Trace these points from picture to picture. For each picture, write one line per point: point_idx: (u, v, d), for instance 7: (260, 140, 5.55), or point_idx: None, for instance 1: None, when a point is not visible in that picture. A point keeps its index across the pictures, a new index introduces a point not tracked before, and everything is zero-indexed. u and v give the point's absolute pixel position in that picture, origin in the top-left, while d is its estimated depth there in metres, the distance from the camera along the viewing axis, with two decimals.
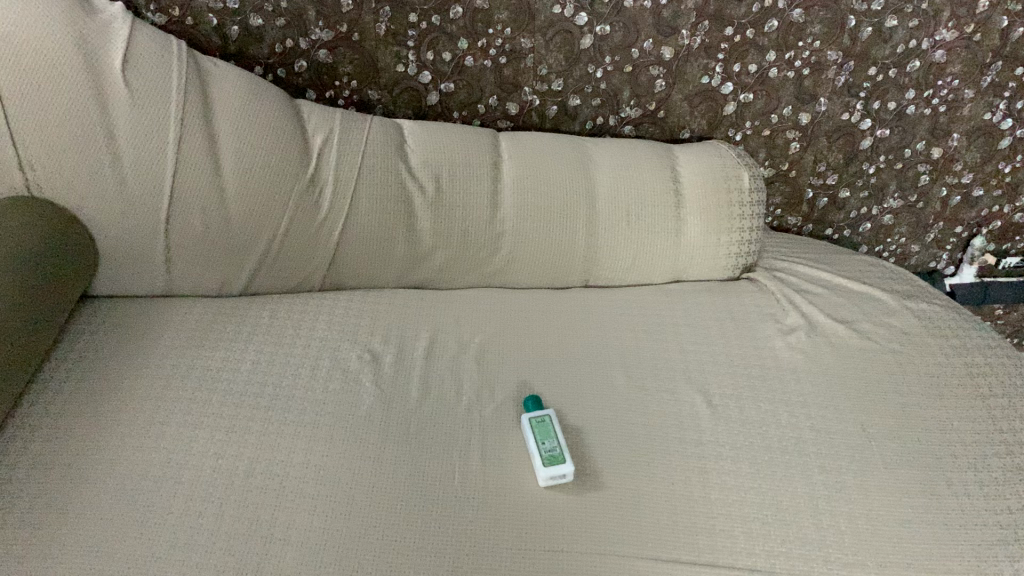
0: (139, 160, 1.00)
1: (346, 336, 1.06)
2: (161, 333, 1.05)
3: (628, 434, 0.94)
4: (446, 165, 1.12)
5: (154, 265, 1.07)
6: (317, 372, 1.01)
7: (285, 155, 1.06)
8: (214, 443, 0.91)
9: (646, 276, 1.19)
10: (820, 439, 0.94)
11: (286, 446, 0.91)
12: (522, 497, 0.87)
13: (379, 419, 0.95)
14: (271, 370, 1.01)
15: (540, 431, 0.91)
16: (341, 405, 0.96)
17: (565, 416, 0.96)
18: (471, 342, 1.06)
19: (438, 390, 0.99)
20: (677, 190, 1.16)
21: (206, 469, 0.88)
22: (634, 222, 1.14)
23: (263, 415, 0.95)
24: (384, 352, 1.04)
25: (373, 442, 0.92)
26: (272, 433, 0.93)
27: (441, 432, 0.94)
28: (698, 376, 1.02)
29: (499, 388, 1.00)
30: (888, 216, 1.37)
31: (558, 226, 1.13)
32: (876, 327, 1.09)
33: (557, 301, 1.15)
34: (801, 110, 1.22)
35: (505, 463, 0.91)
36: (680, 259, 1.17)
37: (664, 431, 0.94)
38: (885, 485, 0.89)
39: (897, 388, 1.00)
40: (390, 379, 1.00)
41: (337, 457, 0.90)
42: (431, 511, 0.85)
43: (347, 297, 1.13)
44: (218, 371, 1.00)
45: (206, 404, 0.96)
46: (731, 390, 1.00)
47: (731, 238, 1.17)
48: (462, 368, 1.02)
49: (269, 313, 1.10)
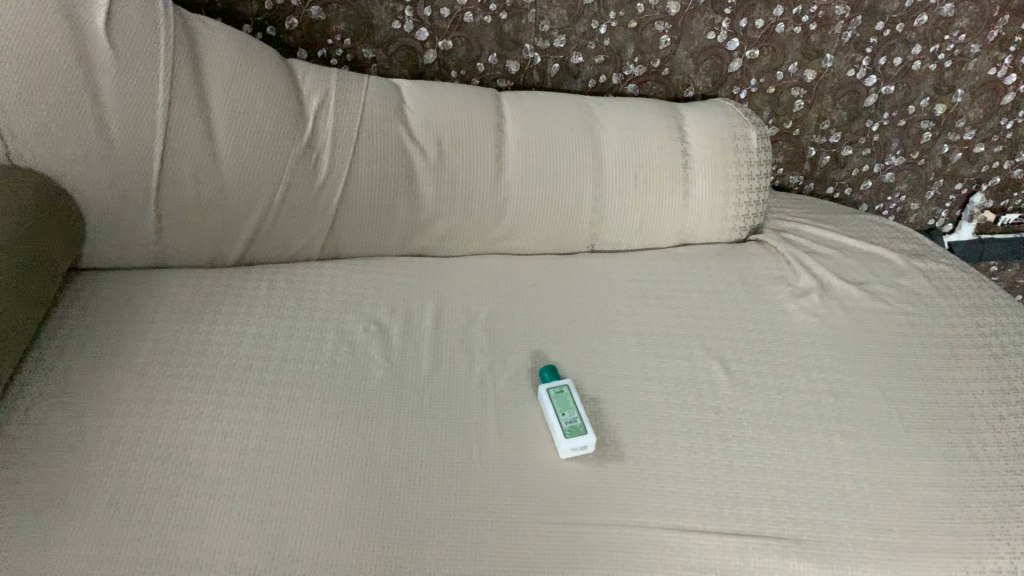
0: (128, 124, 0.95)
1: (350, 306, 1.02)
2: (154, 307, 1.01)
3: (646, 402, 0.91)
4: (447, 127, 1.08)
5: (145, 235, 1.03)
6: (323, 345, 0.97)
7: (281, 119, 1.02)
8: (220, 422, 0.88)
9: (653, 240, 1.16)
10: (841, 404, 0.92)
11: (296, 423, 0.88)
12: (544, 472, 0.85)
13: (391, 393, 0.92)
14: (274, 345, 0.97)
15: (560, 405, 0.88)
16: (350, 380, 0.93)
17: (582, 384, 0.93)
18: (479, 311, 1.02)
19: (449, 360, 0.96)
20: (683, 150, 1.13)
21: (214, 450, 0.85)
22: (642, 184, 1.11)
23: (270, 392, 0.91)
24: (390, 323, 1.00)
25: (386, 418, 0.89)
26: (280, 410, 0.90)
27: (456, 405, 0.91)
28: (713, 340, 0.99)
29: (510, 357, 0.96)
30: (889, 173, 1.35)
31: (563, 189, 1.10)
32: (887, 287, 1.07)
33: (564, 265, 1.11)
34: (807, 67, 1.19)
35: (523, 436, 0.88)
36: (687, 222, 1.15)
37: (683, 398, 0.92)
38: (906, 449, 0.89)
39: (913, 350, 0.99)
40: (399, 350, 0.96)
41: (350, 433, 0.88)
42: (452, 487, 0.83)
43: (346, 266, 1.09)
44: (219, 346, 0.96)
45: (209, 381, 0.92)
46: (747, 354, 0.97)
47: (738, 199, 1.15)
48: (471, 337, 0.98)
49: (267, 283, 1.05)
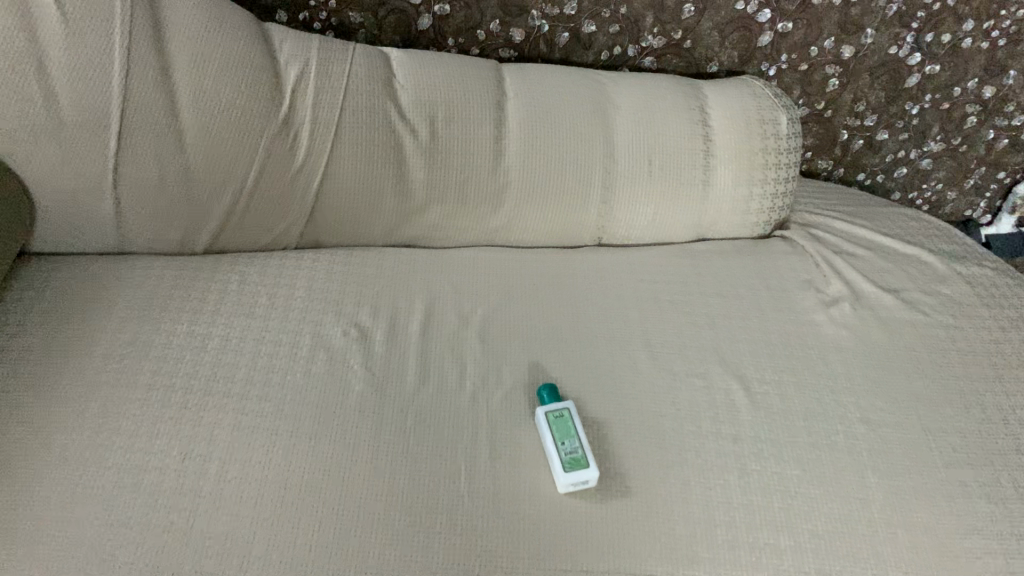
0: (79, 98, 0.84)
1: (329, 305, 0.92)
2: (113, 300, 0.90)
3: (656, 428, 0.82)
4: (442, 104, 0.96)
5: (103, 219, 0.92)
6: (297, 351, 0.87)
7: (254, 93, 0.90)
8: (177, 440, 0.78)
9: (667, 234, 1.05)
10: (873, 435, 0.82)
11: (263, 445, 0.79)
12: (538, 509, 0.76)
13: (371, 411, 0.82)
14: (243, 349, 0.87)
15: (561, 433, 0.78)
16: (326, 394, 0.83)
17: (584, 404, 0.83)
18: (472, 314, 0.92)
19: (437, 372, 0.85)
20: (705, 135, 1.01)
21: (169, 475, 0.76)
22: (657, 173, 1.00)
23: (236, 406, 0.82)
24: (373, 326, 0.89)
25: (364, 440, 0.79)
26: (247, 428, 0.80)
27: (443, 426, 0.81)
28: (733, 355, 0.88)
29: (505, 370, 0.86)
30: (927, 160, 1.23)
31: (570, 177, 0.99)
32: (926, 296, 0.97)
33: (567, 260, 1.01)
34: (844, 43, 1.07)
35: (517, 465, 0.79)
36: (706, 215, 1.03)
37: (698, 424, 0.82)
38: (947, 488, 0.79)
39: (955, 371, 0.89)
40: (381, 359, 0.86)
41: (323, 458, 0.78)
42: (435, 526, 0.74)
43: (327, 256, 0.98)
44: (181, 350, 0.86)
45: (167, 391, 0.82)
46: (771, 374, 0.87)
47: (763, 190, 1.03)
48: (463, 344, 0.88)
49: (238, 275, 0.95)
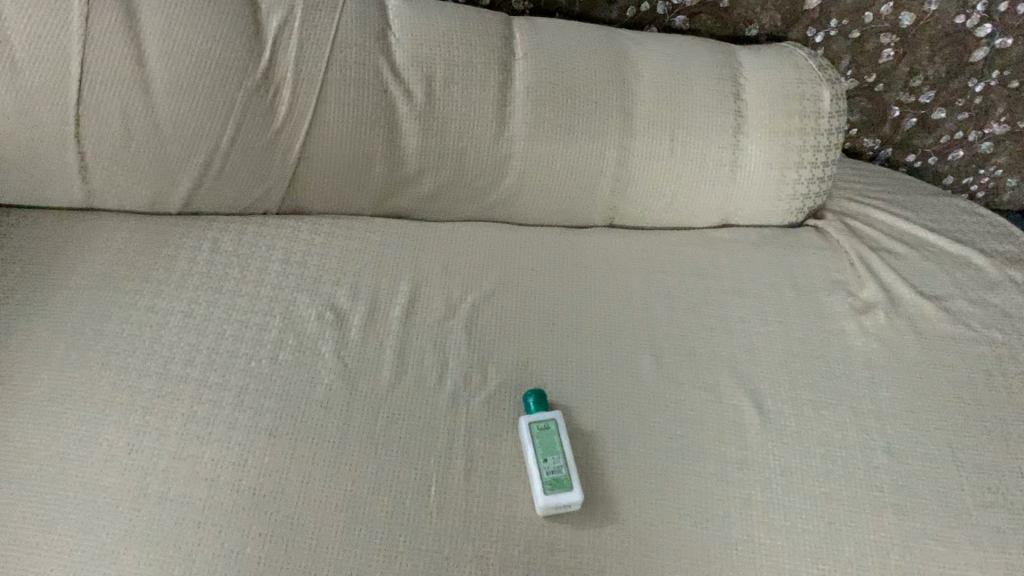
0: (34, 41, 0.77)
1: (305, 282, 0.84)
2: (74, 264, 0.83)
3: (653, 447, 0.73)
4: (441, 62, 0.86)
5: (67, 174, 0.84)
6: (265, 335, 0.79)
7: (230, 43, 0.81)
8: (125, 430, 0.72)
9: (687, 217, 0.94)
10: (898, 468, 0.73)
11: (218, 440, 0.72)
12: (512, 533, 0.68)
13: (339, 408, 0.74)
14: (207, 329, 0.79)
15: (544, 448, 0.70)
16: (291, 385, 0.75)
17: (574, 414, 0.75)
18: (461, 301, 0.83)
19: (416, 367, 0.77)
20: (737, 110, 0.90)
21: (113, 469, 0.69)
22: (680, 151, 0.89)
23: (192, 393, 0.75)
24: (351, 311, 0.81)
25: (327, 442, 0.72)
26: (202, 419, 0.73)
27: (415, 431, 0.73)
28: (747, 365, 0.79)
29: (491, 369, 0.78)
30: (987, 143, 1.10)
31: (581, 150, 0.88)
32: (972, 306, 0.86)
33: (573, 243, 0.91)
34: (904, 9, 0.94)
35: (494, 480, 0.71)
36: (733, 199, 0.93)
37: (701, 444, 0.74)
38: (977, 535, 0.70)
39: (999, 397, 0.79)
40: (356, 348, 0.78)
41: (281, 461, 0.71)
42: (395, 545, 0.67)
43: (310, 224, 0.90)
44: (140, 325, 0.79)
45: (120, 371, 0.75)
46: (788, 389, 0.77)
47: (800, 175, 0.92)
48: (447, 335, 0.80)
49: (211, 243, 0.87)
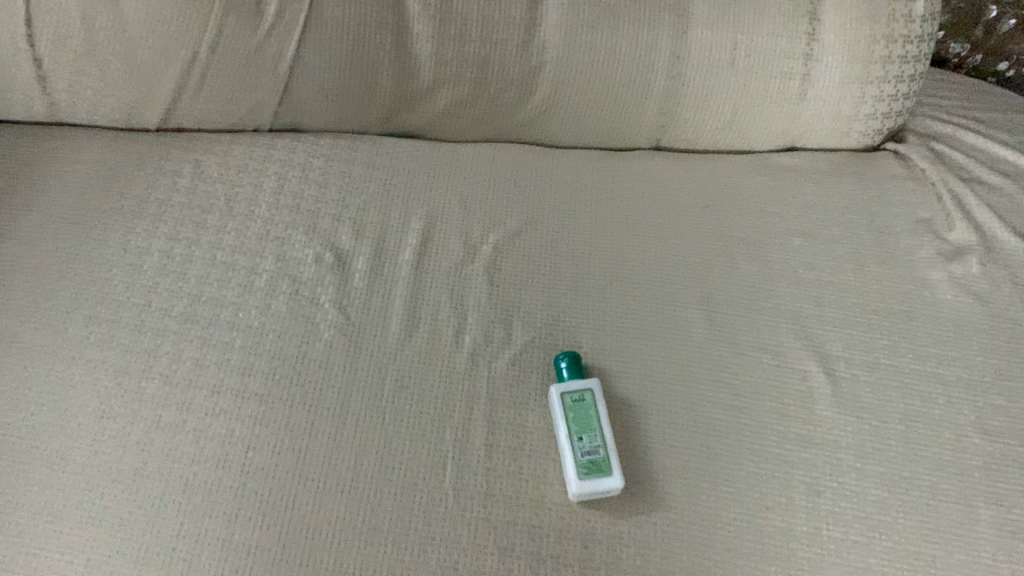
0: None
1: (301, 216, 0.72)
2: (38, 190, 0.73)
3: (704, 420, 0.63)
4: None
5: (26, 83, 0.73)
6: (255, 280, 0.68)
7: None
8: (94, 392, 0.62)
9: (746, 138, 0.81)
10: (993, 451, 0.62)
11: (200, 406, 0.62)
12: (538, 524, 0.58)
13: (339, 371, 0.64)
14: (188, 272, 0.68)
15: (579, 424, 0.60)
16: (284, 342, 0.65)
17: (613, 381, 0.64)
18: (482, 241, 0.71)
19: (429, 322, 0.67)
20: (813, 12, 0.74)
21: (79, 439, 0.60)
22: (742, 60, 0.75)
23: (171, 349, 0.64)
24: (354, 252, 0.70)
25: (326, 411, 0.62)
26: (181, 381, 0.63)
27: (428, 400, 0.63)
28: (814, 323, 0.68)
29: (516, 324, 0.67)
30: None
31: (625, 59, 0.75)
32: None
33: (613, 169, 0.78)
34: None
35: (518, 458, 0.61)
36: (800, 118, 0.79)
37: (760, 419, 0.63)
38: None
39: None
40: (359, 298, 0.67)
41: (272, 433, 0.61)
42: (402, 537, 0.57)
43: (307, 146, 0.77)
44: (111, 266, 0.68)
45: (89, 322, 0.65)
46: (864, 353, 0.66)
47: (882, 91, 0.77)
48: (466, 283, 0.69)
49: (194, 168, 0.75)
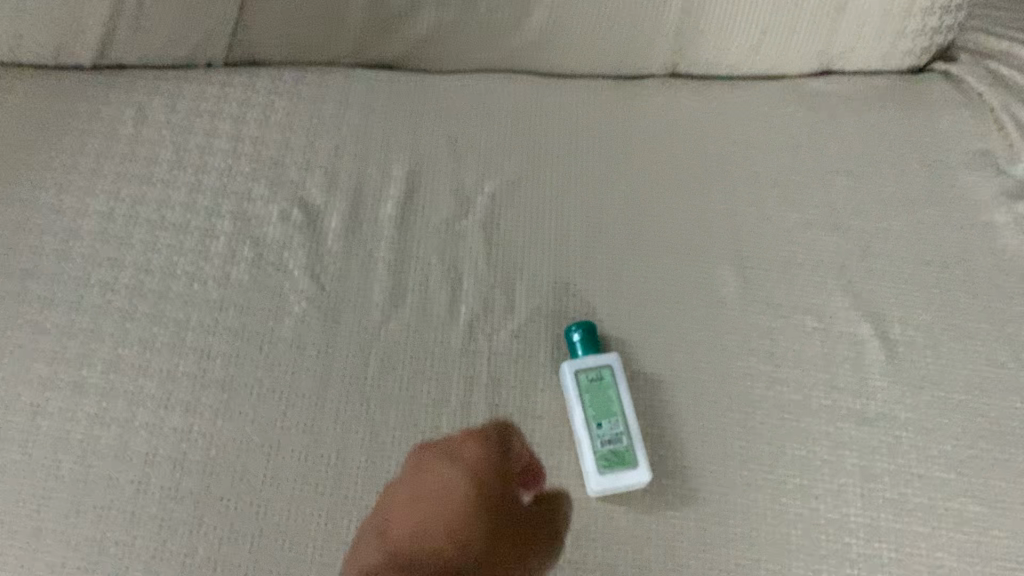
0: None
1: (264, 167, 0.62)
2: None
3: (740, 397, 0.54)
4: None
5: None
6: (212, 245, 0.58)
7: None
8: (27, 385, 0.53)
9: (776, 58, 0.67)
10: None
11: (152, 398, 0.53)
12: None
13: (315, 352, 0.55)
14: (133, 237, 0.58)
15: (597, 408, 0.52)
16: (249, 318, 0.56)
17: (633, 353, 0.56)
18: (476, 191, 0.61)
19: (417, 289, 0.57)
20: None
21: (11, 442, 0.51)
22: None
23: (115, 330, 0.55)
24: (327, 208, 0.60)
25: (300, 400, 0.53)
26: (129, 368, 0.54)
27: (419, 381, 0.54)
28: (863, 276, 0.59)
29: (519, 289, 0.58)
30: None
31: None
32: None
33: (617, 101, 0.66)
34: None
35: (528, 448, 0.52)
36: (840, 32, 0.65)
37: (804, 393, 0.55)
38: None
39: None
40: (335, 263, 0.58)
41: (238, 427, 0.52)
42: None
43: (267, 81, 0.66)
44: (42, 232, 0.58)
45: (18, 300, 0.56)
46: (922, 310, 0.57)
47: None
48: (459, 243, 0.59)
49: (136, 111, 0.64)
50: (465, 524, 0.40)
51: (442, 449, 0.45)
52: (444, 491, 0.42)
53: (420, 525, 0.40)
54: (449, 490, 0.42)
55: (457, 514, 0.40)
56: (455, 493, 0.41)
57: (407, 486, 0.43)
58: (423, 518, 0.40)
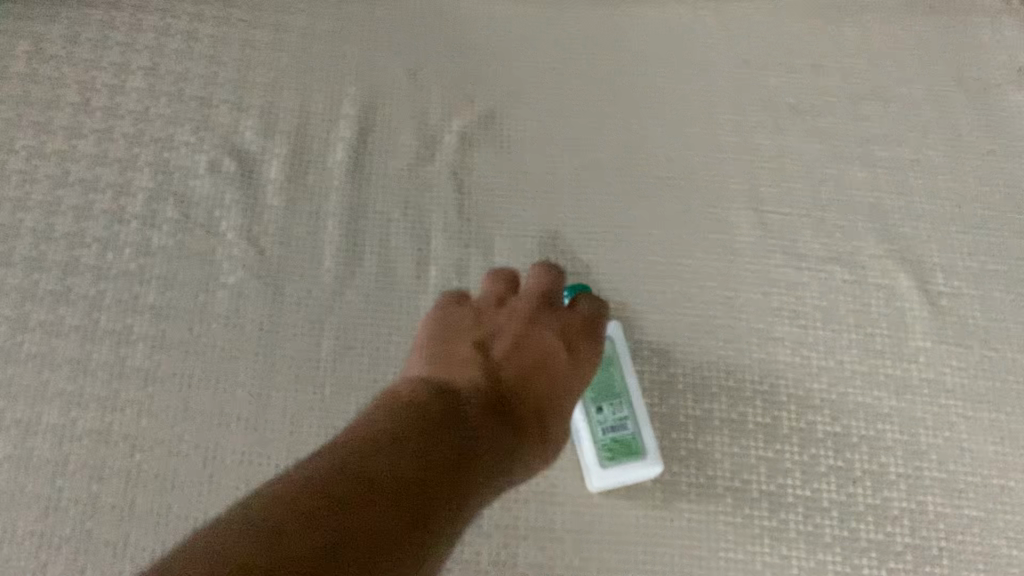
0: None
1: (186, 106, 0.51)
2: None
3: (761, 365, 0.47)
4: None
5: None
6: (127, 205, 0.48)
7: None
8: None
9: None
10: None
11: (63, 395, 0.44)
12: (548, 526, 0.43)
13: (258, 332, 0.46)
14: (30, 197, 0.48)
15: (598, 387, 0.44)
16: (177, 292, 0.46)
17: (635, 317, 0.48)
18: (443, 128, 0.52)
19: (378, 252, 0.48)
20: None
21: None
22: None
23: (15, 314, 0.46)
24: (266, 155, 0.50)
25: (243, 390, 0.45)
26: (33, 360, 0.45)
27: (384, 362, 0.46)
28: (900, 217, 0.50)
29: (498, 248, 0.49)
30: None
31: None
32: None
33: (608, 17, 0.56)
34: None
35: None
36: None
37: (836, 358, 0.47)
38: None
39: None
40: (278, 222, 0.48)
41: (170, 427, 0.44)
42: None
43: None
44: None
45: None
46: (967, 255, 0.49)
47: None
48: (426, 193, 0.50)
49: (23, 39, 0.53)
50: (551, 389, 0.40)
51: (543, 296, 0.43)
52: (545, 351, 0.41)
53: (530, 372, 0.39)
54: (548, 336, 0.41)
55: (553, 349, 0.41)
56: (554, 359, 0.41)
57: (513, 328, 0.41)
58: (522, 362, 0.40)
